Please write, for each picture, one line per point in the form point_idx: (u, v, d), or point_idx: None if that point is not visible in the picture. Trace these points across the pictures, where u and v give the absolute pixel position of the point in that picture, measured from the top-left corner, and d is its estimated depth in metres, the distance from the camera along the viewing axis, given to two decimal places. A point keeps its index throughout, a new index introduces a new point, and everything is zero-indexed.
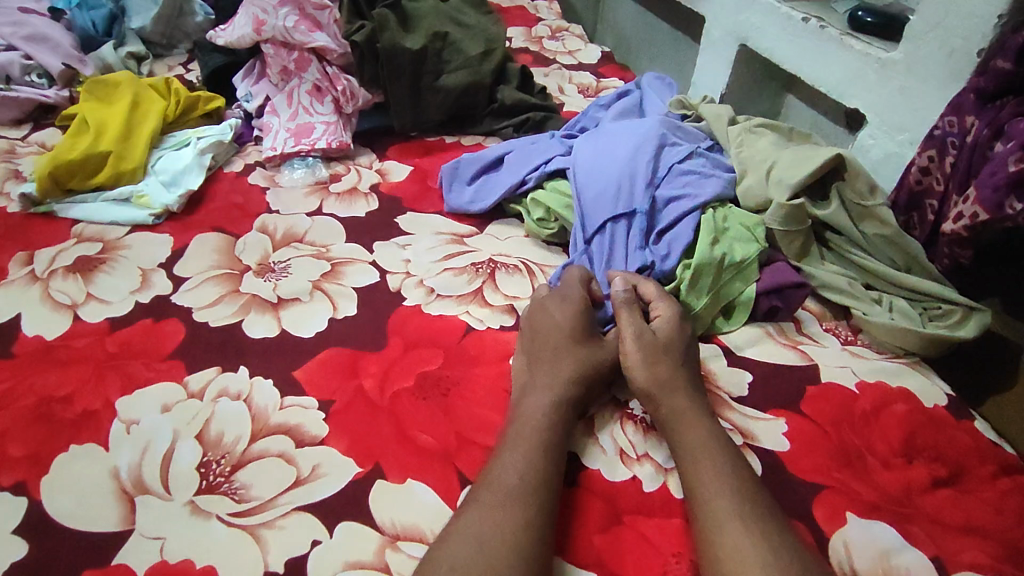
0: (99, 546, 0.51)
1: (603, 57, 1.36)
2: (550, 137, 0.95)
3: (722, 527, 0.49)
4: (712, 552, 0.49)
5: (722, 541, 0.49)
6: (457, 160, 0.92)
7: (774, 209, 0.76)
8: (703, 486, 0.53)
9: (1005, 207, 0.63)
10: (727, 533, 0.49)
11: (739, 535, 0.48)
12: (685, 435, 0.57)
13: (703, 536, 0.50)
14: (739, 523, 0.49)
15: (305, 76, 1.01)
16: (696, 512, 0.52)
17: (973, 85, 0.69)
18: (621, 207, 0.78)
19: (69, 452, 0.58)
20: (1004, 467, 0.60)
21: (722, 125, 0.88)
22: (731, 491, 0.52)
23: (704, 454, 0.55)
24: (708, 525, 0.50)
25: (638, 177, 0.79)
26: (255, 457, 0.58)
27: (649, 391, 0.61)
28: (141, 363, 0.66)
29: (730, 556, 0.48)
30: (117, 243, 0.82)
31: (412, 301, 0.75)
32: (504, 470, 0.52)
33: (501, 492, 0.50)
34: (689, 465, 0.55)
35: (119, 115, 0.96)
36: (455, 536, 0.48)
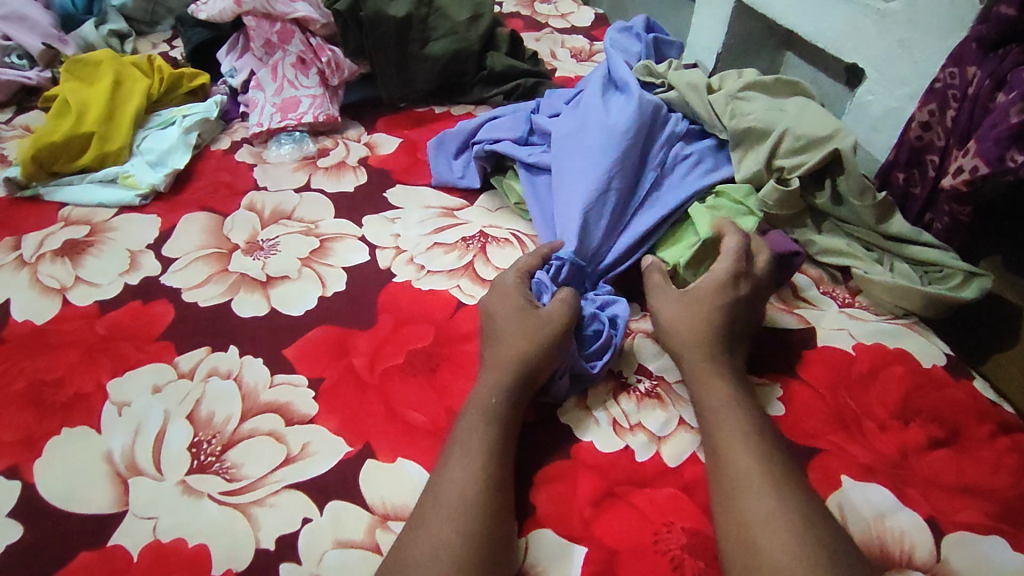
0: (93, 528, 0.51)
1: (596, 20, 1.32)
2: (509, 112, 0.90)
3: (754, 494, 0.48)
4: (744, 517, 0.48)
5: (752, 506, 0.48)
6: (441, 134, 0.89)
7: (767, 192, 0.73)
8: (735, 451, 0.52)
9: (1006, 160, 0.61)
10: (756, 498, 0.48)
11: (760, 506, 0.48)
12: (712, 395, 0.57)
13: (725, 502, 0.50)
14: (764, 495, 0.48)
15: (288, 49, 0.99)
16: (719, 476, 0.51)
17: (975, 33, 0.66)
18: (588, 199, 0.73)
19: (61, 435, 0.58)
20: (1002, 426, 0.60)
21: (701, 96, 0.81)
22: (752, 455, 0.51)
23: (725, 415, 0.55)
24: (742, 489, 0.49)
25: (616, 161, 0.75)
26: (245, 436, 0.58)
27: (673, 346, 0.62)
28: (132, 345, 0.66)
29: (762, 520, 0.47)
30: (104, 225, 0.81)
31: (402, 278, 0.74)
32: (480, 458, 0.51)
33: (478, 476, 0.50)
34: (712, 427, 0.55)
35: (101, 94, 0.94)
36: (441, 524, 0.47)
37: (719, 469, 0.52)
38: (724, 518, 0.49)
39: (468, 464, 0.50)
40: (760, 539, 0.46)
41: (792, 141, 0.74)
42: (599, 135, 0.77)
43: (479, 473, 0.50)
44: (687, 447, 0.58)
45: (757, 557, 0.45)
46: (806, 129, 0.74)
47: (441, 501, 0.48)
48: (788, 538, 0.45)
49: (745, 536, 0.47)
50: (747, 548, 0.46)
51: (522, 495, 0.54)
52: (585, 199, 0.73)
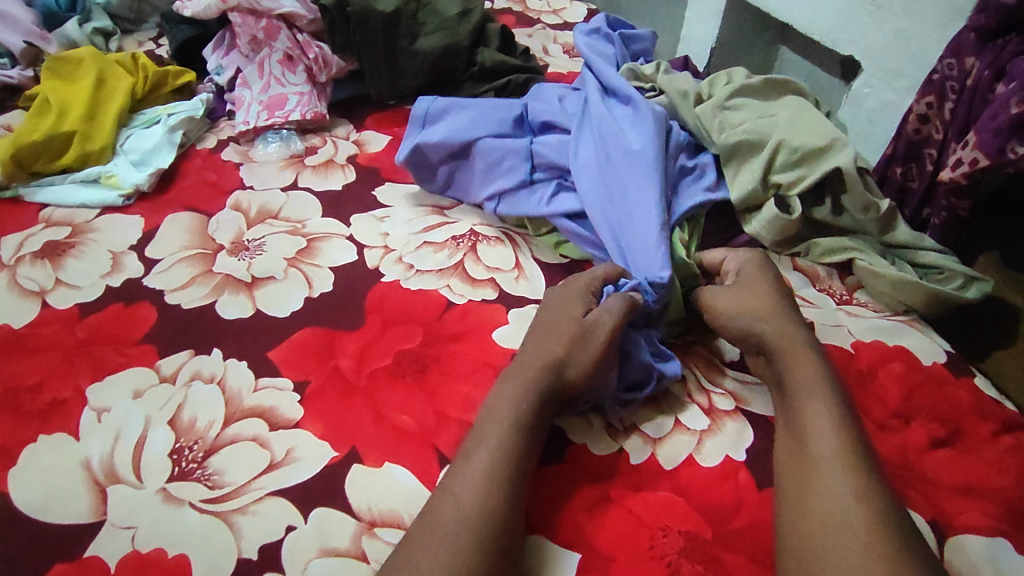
0: (70, 539, 0.50)
1: (589, 15, 1.31)
2: (496, 126, 0.82)
3: (837, 470, 0.49)
4: (826, 491, 0.48)
5: (835, 483, 0.48)
6: (418, 146, 0.80)
7: (768, 218, 0.72)
8: (816, 429, 0.52)
9: (1006, 152, 0.59)
10: (838, 476, 0.48)
11: (850, 486, 0.48)
12: (791, 369, 0.57)
13: (809, 475, 0.50)
14: (852, 476, 0.48)
15: (274, 45, 0.97)
16: (806, 450, 0.51)
17: (973, 23, 0.65)
18: (647, 223, 0.68)
19: (37, 443, 0.56)
20: (1004, 424, 0.58)
21: (688, 106, 0.78)
22: (843, 435, 0.51)
23: (814, 392, 0.54)
24: (823, 466, 0.50)
25: (649, 183, 0.70)
26: (228, 441, 0.56)
27: (751, 324, 0.61)
28: (113, 349, 0.64)
29: (848, 498, 0.47)
30: (86, 227, 0.79)
31: (390, 278, 0.72)
32: (483, 459, 0.50)
33: (495, 475, 0.48)
34: (800, 403, 0.54)
35: (83, 93, 0.92)
36: (455, 528, 0.45)
37: (806, 443, 0.52)
38: (807, 491, 0.49)
39: (485, 467, 0.49)
40: (849, 517, 0.46)
41: (788, 155, 0.71)
42: (629, 151, 0.73)
43: (495, 473, 0.49)
44: (684, 448, 0.57)
45: (837, 530, 0.46)
46: (800, 140, 0.72)
47: (461, 504, 0.47)
48: (872, 520, 0.46)
49: (831, 512, 0.47)
50: (830, 520, 0.46)
51: None
52: (642, 225, 0.68)
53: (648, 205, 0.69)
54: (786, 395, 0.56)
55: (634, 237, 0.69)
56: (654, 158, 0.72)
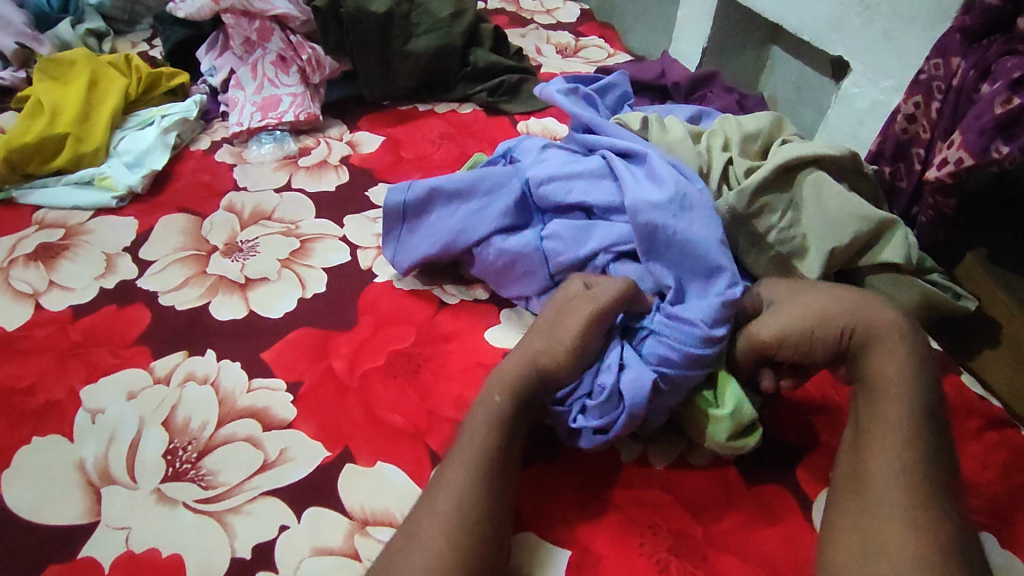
0: (64, 540, 0.50)
1: (582, 16, 1.32)
2: (499, 215, 0.67)
3: (893, 486, 0.44)
4: (876, 506, 0.44)
5: (886, 500, 0.44)
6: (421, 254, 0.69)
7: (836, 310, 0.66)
8: (883, 438, 0.47)
9: (991, 151, 0.60)
10: (890, 492, 0.44)
11: (898, 507, 0.43)
12: (876, 364, 0.51)
13: (862, 487, 0.45)
14: (911, 495, 0.43)
15: (268, 47, 0.97)
16: (859, 467, 0.47)
17: (959, 23, 0.66)
18: (711, 245, 0.59)
19: (31, 444, 0.56)
20: (991, 421, 0.59)
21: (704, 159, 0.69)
22: (908, 450, 0.45)
23: (883, 398, 0.49)
24: (877, 479, 0.45)
25: (699, 204, 0.62)
26: (221, 442, 0.56)
27: (844, 312, 0.54)
28: (107, 351, 0.64)
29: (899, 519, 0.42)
30: (79, 229, 0.79)
31: (384, 279, 0.73)
32: (465, 456, 0.48)
33: (474, 478, 0.47)
34: (874, 407, 0.49)
35: (76, 94, 0.92)
36: (429, 533, 0.44)
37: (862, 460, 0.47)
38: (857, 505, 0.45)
39: (463, 470, 0.47)
40: (888, 539, 0.42)
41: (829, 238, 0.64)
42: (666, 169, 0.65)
43: (474, 477, 0.47)
44: (674, 450, 0.57)
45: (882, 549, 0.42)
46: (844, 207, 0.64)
47: (435, 508, 0.45)
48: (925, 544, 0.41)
49: (868, 525, 0.43)
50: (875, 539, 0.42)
51: None
52: (708, 251, 0.58)
53: (705, 227, 0.60)
54: (864, 394, 0.50)
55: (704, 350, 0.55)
56: (716, 233, 0.60)
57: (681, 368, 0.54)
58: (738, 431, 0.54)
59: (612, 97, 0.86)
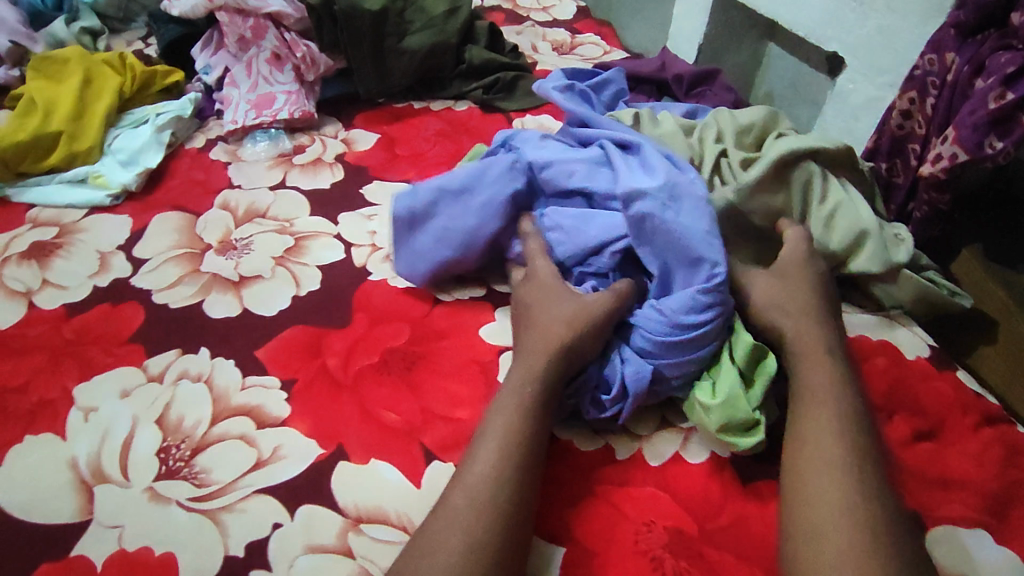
0: (56, 538, 0.50)
1: (578, 13, 1.32)
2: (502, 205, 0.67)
3: (830, 488, 0.46)
4: (813, 507, 0.46)
5: (824, 500, 0.46)
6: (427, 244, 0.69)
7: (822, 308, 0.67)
8: (818, 440, 0.49)
9: (985, 147, 0.60)
10: (828, 493, 0.46)
11: (839, 498, 0.46)
12: (806, 372, 0.55)
13: (800, 490, 0.48)
14: (847, 496, 0.46)
15: (263, 44, 0.97)
16: (796, 463, 0.49)
17: (953, 19, 0.65)
18: (697, 236, 0.58)
19: (24, 443, 0.56)
20: (986, 417, 0.59)
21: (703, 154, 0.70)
22: (840, 449, 0.48)
23: (819, 405, 0.52)
24: (813, 481, 0.47)
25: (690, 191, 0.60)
26: (214, 440, 0.56)
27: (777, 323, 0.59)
28: (100, 349, 0.64)
29: (835, 519, 0.45)
30: (73, 227, 0.79)
31: (378, 276, 0.72)
32: (495, 445, 0.49)
33: (495, 486, 0.47)
34: (808, 412, 0.52)
35: (70, 92, 0.92)
36: (454, 545, 0.43)
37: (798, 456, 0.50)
38: (798, 506, 0.47)
39: (488, 476, 0.47)
40: (830, 531, 0.44)
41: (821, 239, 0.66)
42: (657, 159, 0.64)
43: (499, 483, 0.47)
44: (670, 446, 0.57)
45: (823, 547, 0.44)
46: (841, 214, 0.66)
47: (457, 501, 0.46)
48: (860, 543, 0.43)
49: (812, 523, 0.45)
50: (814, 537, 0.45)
51: None
52: (694, 244, 0.58)
53: (693, 215, 0.59)
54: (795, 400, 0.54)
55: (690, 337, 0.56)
56: (706, 221, 0.58)
57: (665, 357, 0.57)
58: (728, 427, 0.55)
59: (608, 92, 0.87)
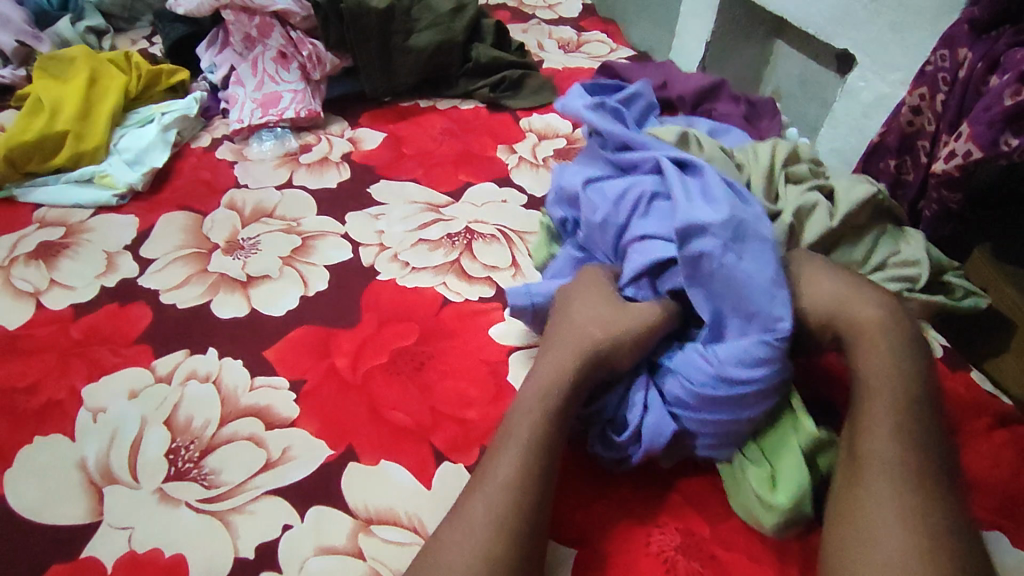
0: (66, 540, 0.50)
1: (584, 10, 1.31)
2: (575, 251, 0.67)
3: (883, 486, 0.44)
4: (865, 506, 0.44)
5: (875, 500, 0.43)
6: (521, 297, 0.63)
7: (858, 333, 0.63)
8: (872, 433, 0.46)
9: (1000, 144, 0.59)
10: (880, 492, 0.43)
11: (884, 491, 0.43)
12: (865, 359, 0.50)
13: (853, 487, 0.45)
14: (901, 495, 0.43)
15: (268, 43, 0.97)
16: (853, 452, 0.47)
17: (968, 15, 0.65)
18: (764, 282, 0.54)
19: (33, 444, 0.56)
20: (1000, 418, 0.59)
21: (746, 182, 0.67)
22: (896, 444, 0.45)
23: (875, 396, 0.48)
24: (871, 479, 0.44)
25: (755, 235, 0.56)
26: (224, 441, 0.56)
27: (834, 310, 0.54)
28: (108, 350, 0.64)
29: (889, 520, 0.42)
30: (80, 227, 0.79)
31: (386, 276, 0.72)
32: (513, 455, 0.48)
33: (513, 492, 0.46)
34: (863, 407, 0.48)
35: (76, 92, 0.92)
36: (466, 562, 0.42)
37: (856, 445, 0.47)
38: (847, 504, 0.45)
39: (501, 492, 0.46)
40: (876, 526, 0.42)
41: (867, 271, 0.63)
42: (717, 189, 0.59)
43: (512, 497, 0.45)
44: None
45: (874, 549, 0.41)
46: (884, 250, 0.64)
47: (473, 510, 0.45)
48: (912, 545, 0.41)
49: (865, 523, 0.43)
50: (862, 538, 0.42)
51: None
52: (758, 290, 0.53)
53: (757, 259, 0.55)
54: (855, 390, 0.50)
55: (746, 397, 0.51)
56: (771, 269, 0.54)
57: (704, 412, 0.52)
58: (788, 523, 0.49)
59: (637, 106, 0.80)
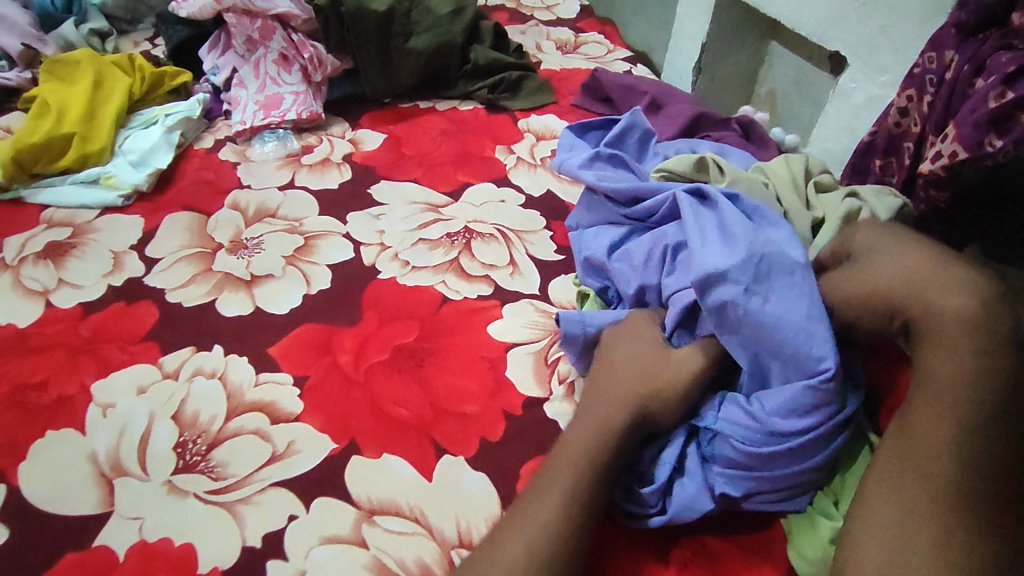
0: (79, 530, 0.51)
1: (582, 11, 1.32)
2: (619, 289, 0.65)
3: (918, 508, 0.43)
4: (898, 524, 0.43)
5: (910, 520, 0.43)
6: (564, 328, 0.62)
7: None
8: (921, 445, 0.45)
9: (985, 145, 0.61)
10: (918, 513, 0.43)
11: (925, 516, 0.43)
12: (927, 357, 0.46)
13: (892, 499, 0.44)
14: (935, 517, 0.42)
15: (270, 45, 0.98)
16: (900, 466, 0.45)
17: (954, 19, 0.67)
18: (793, 319, 0.51)
19: (45, 438, 0.57)
20: None
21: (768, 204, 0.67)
22: (948, 464, 0.43)
23: (935, 401, 0.45)
24: (909, 495, 0.44)
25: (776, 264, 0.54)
26: (230, 435, 0.58)
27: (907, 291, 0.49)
28: (116, 347, 0.65)
29: (921, 541, 0.42)
30: (87, 227, 0.80)
31: (387, 275, 0.74)
32: (559, 487, 0.49)
33: (557, 525, 0.47)
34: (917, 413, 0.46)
35: (82, 94, 0.94)
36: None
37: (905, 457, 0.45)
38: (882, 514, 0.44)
39: (546, 520, 0.47)
40: (911, 545, 0.42)
41: None
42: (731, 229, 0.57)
43: (553, 528, 0.47)
44: None
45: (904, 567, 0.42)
46: None
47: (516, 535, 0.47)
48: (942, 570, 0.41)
49: (894, 536, 0.43)
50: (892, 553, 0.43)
51: (504, 485, 0.55)
52: (789, 327, 0.51)
53: (784, 293, 0.52)
54: (919, 385, 0.46)
55: (791, 448, 0.49)
56: (804, 304, 0.51)
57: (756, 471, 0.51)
58: None
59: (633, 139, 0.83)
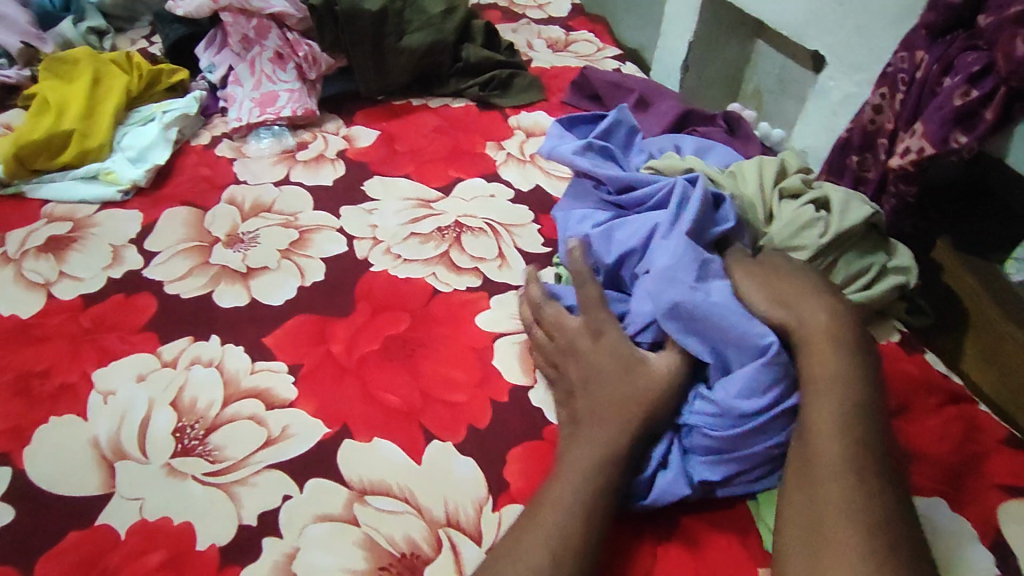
0: (82, 510, 0.54)
1: (573, 10, 1.35)
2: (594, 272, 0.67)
3: (825, 481, 0.47)
4: (811, 500, 0.47)
5: (818, 494, 0.47)
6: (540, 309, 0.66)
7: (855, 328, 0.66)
8: (819, 428, 0.50)
9: (950, 141, 0.65)
10: (825, 485, 0.47)
11: (830, 487, 0.47)
12: (811, 361, 0.53)
13: (803, 482, 0.49)
14: (840, 486, 0.47)
15: (265, 44, 1.00)
16: (806, 452, 0.50)
17: (924, 20, 0.69)
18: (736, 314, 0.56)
19: (48, 423, 0.60)
20: (951, 396, 0.63)
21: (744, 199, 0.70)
22: (839, 441, 0.49)
23: (823, 395, 0.51)
24: (817, 474, 0.48)
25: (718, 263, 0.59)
26: (227, 420, 0.60)
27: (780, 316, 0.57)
28: (116, 337, 0.68)
29: (833, 511, 0.46)
30: (86, 221, 0.82)
31: (379, 267, 0.76)
32: (573, 483, 0.50)
33: (569, 516, 0.48)
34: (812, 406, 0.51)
35: (81, 92, 0.96)
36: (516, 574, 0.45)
37: (807, 444, 0.50)
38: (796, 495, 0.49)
39: (558, 513, 0.48)
40: (827, 515, 0.46)
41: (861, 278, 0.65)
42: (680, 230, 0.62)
43: (565, 518, 0.48)
44: None
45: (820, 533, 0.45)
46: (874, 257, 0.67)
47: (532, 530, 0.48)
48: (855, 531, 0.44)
49: (809, 510, 0.47)
50: (811, 526, 0.46)
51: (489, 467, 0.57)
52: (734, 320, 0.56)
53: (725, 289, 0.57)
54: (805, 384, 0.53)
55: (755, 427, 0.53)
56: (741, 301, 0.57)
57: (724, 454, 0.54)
58: None
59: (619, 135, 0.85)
